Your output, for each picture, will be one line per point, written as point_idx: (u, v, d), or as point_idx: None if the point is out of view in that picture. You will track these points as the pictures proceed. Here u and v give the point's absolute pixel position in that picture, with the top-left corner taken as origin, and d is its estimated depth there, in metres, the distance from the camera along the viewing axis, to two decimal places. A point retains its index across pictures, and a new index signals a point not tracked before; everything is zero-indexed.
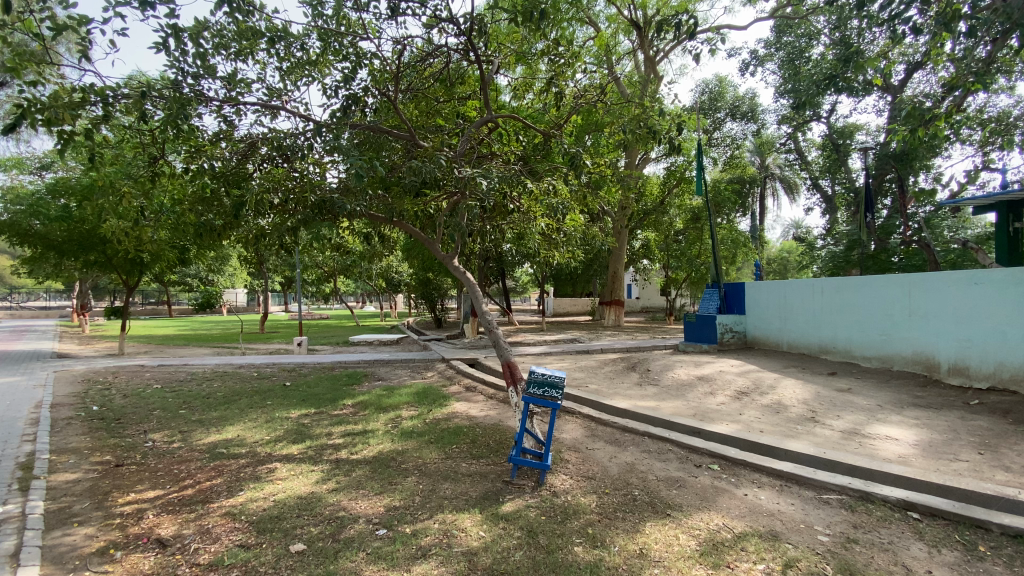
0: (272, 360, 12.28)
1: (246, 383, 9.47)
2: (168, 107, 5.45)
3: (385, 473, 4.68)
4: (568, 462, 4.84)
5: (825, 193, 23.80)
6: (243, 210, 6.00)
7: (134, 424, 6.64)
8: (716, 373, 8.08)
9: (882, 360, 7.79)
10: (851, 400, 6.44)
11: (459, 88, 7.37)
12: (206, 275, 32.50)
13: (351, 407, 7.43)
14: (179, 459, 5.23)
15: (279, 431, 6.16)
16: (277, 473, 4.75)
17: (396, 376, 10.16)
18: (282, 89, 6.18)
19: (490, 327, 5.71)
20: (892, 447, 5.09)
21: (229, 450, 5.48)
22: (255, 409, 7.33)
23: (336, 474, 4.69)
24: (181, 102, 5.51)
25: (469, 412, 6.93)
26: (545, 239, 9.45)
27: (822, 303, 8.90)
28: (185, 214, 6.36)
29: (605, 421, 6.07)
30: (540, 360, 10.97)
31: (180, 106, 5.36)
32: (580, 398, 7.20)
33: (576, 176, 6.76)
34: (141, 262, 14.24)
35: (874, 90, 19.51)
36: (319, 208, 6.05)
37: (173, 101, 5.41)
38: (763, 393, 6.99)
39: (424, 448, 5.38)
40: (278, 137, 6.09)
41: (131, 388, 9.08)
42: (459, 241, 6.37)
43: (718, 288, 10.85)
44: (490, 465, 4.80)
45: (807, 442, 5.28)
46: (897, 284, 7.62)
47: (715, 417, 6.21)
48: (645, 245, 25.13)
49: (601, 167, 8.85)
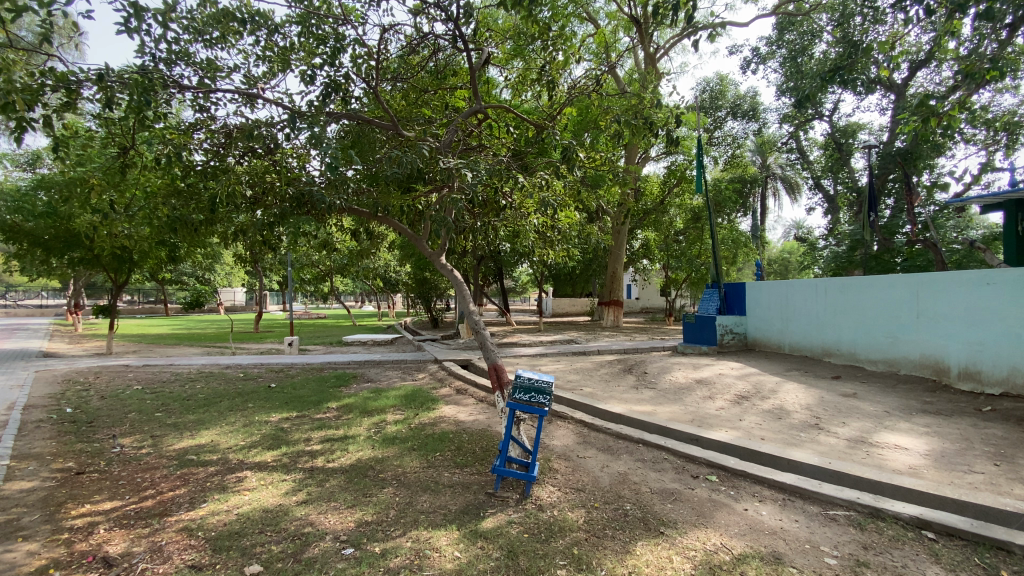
0: (260, 360, 11.98)
1: (229, 384, 9.16)
2: (133, 91, 5.10)
3: (361, 484, 4.38)
4: (557, 472, 4.54)
5: (826, 192, 23.49)
6: (219, 204, 5.66)
7: (105, 428, 6.37)
8: (715, 376, 7.78)
9: (888, 363, 7.50)
10: (857, 406, 6.13)
11: (450, 79, 7.06)
12: (202, 273, 32.24)
13: (335, 411, 7.12)
14: (145, 467, 4.96)
15: (255, 436, 5.86)
16: (245, 483, 4.45)
17: (386, 377, 9.85)
18: (261, 78, 5.90)
19: (477, 328, 5.40)
20: (902, 457, 4.79)
21: (199, 456, 5.18)
22: (234, 412, 7.02)
23: (308, 485, 4.39)
24: (147, 85, 5.16)
25: (457, 416, 6.62)
26: (540, 238, 9.14)
27: (825, 304, 8.61)
28: (159, 208, 6.01)
29: (598, 427, 5.75)
30: (534, 362, 10.68)
31: (145, 90, 5.00)
32: (573, 402, 6.89)
33: (569, 170, 6.49)
34: (130, 259, 13.96)
35: (877, 88, 19.28)
36: (298, 202, 5.74)
37: (138, 84, 5.06)
38: (765, 398, 6.68)
39: (405, 456, 5.06)
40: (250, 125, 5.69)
41: (110, 389, 8.79)
42: (447, 237, 6.03)
43: (718, 288, 10.54)
44: (474, 476, 4.50)
45: (811, 451, 4.98)
46: (904, 285, 7.32)
47: (713, 423, 5.91)
48: (644, 245, 24.87)
49: (597, 162, 8.50)
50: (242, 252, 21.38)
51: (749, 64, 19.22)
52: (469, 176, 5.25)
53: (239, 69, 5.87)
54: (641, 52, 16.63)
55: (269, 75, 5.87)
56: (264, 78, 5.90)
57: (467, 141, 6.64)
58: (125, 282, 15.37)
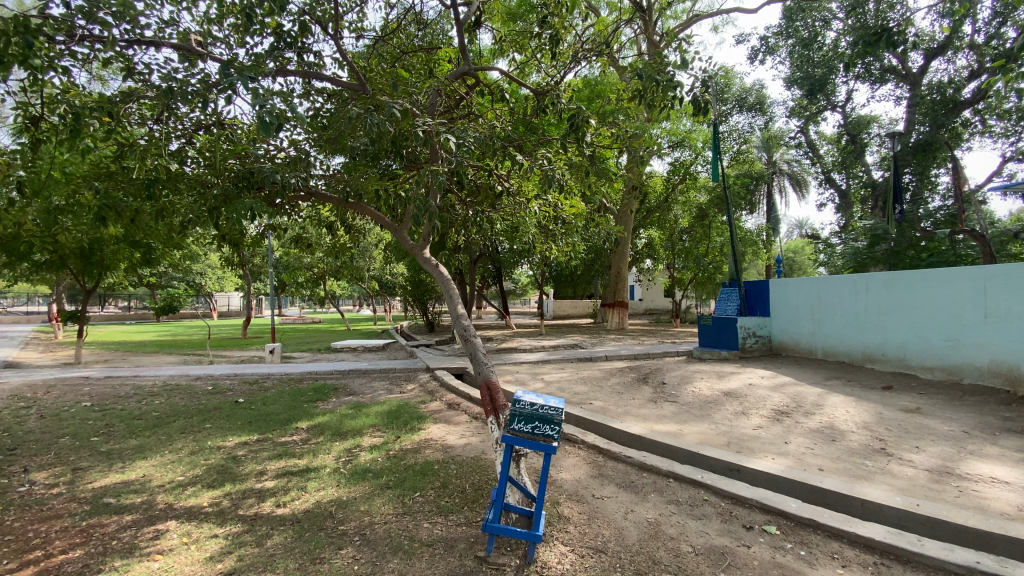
0: (235, 369, 10.94)
1: (191, 399, 8.12)
2: (13, 36, 3.82)
3: (311, 543, 3.34)
4: (569, 522, 3.52)
5: (839, 187, 22.27)
6: (151, 186, 4.66)
7: (22, 458, 5.32)
8: (744, 387, 6.73)
9: (948, 371, 6.48)
10: (927, 425, 5.08)
11: (434, 41, 6.06)
12: (191, 277, 31.22)
13: (303, 433, 6.07)
14: (47, 515, 3.95)
15: (199, 468, 4.84)
16: (163, 541, 3.43)
17: (371, 389, 8.79)
18: (200, 36, 4.88)
19: (467, 336, 4.39)
20: (1006, 496, 3.76)
21: (119, 500, 4.17)
22: (185, 436, 5.98)
23: (242, 545, 3.34)
24: (32, 27, 3.84)
25: (445, 439, 5.58)
26: (541, 231, 8.12)
27: (866, 304, 7.58)
28: (83, 194, 5.02)
29: (615, 455, 4.69)
30: (535, 370, 9.61)
31: (28, 33, 3.76)
32: (582, 421, 5.85)
33: (577, 144, 5.33)
34: (101, 261, 12.95)
35: (891, 78, 18.26)
36: (246, 179, 4.74)
37: (17, 25, 3.76)
38: (808, 414, 5.64)
39: (375, 498, 4.02)
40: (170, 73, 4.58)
41: (55, 406, 7.75)
42: (431, 225, 4.95)
43: (738, 287, 9.48)
44: (460, 528, 3.47)
45: (887, 488, 3.96)
46: (966, 280, 6.28)
47: (754, 448, 4.87)
48: (647, 244, 23.74)
49: (606, 138, 7.40)
50: (228, 254, 20.42)
51: (756, 55, 18.30)
52: (452, 143, 4.19)
53: (178, 26, 4.93)
54: (644, 42, 15.63)
55: (211, 33, 4.92)
56: (208, 37, 4.98)
57: (455, 109, 5.63)
58: (96, 286, 14.41)
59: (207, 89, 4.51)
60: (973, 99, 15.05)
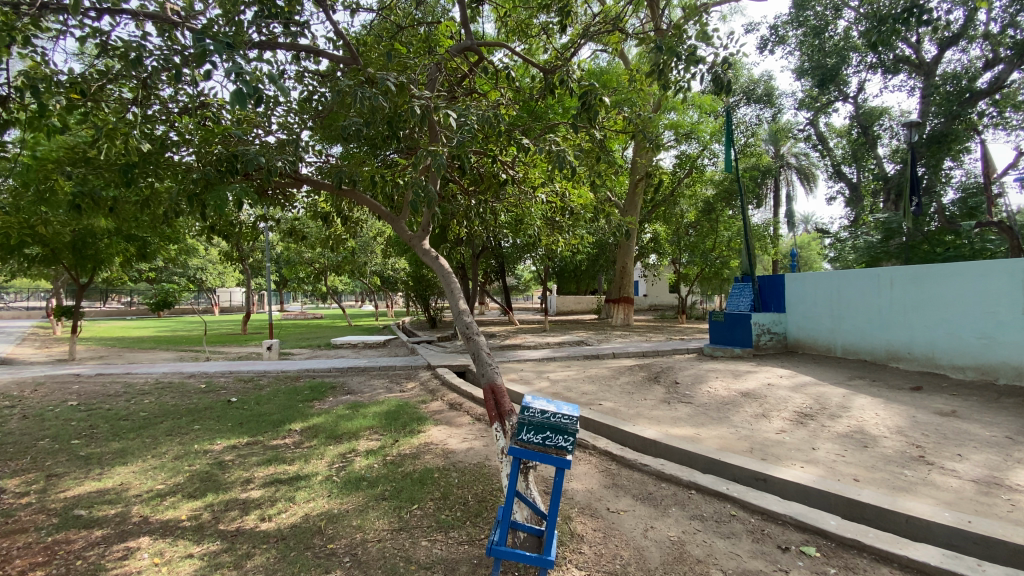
0: (231, 367, 10.61)
1: (183, 398, 7.80)
2: None
3: (296, 565, 3.00)
4: (584, 541, 3.16)
5: (849, 180, 21.73)
6: (128, 173, 4.31)
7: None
8: (763, 387, 6.35)
9: (982, 370, 6.10)
10: (967, 430, 4.71)
11: (433, 18, 5.68)
12: (191, 273, 30.92)
13: (296, 436, 5.73)
14: (9, 529, 3.62)
15: (181, 476, 4.51)
16: (131, 562, 3.09)
17: (369, 388, 8.43)
18: (180, 8, 4.53)
19: (469, 334, 4.02)
20: None
21: (91, 512, 3.84)
22: (170, 439, 5.64)
23: (219, 567, 3.00)
24: None
25: (446, 443, 5.22)
26: (546, 223, 7.73)
27: (891, 299, 7.19)
28: (56, 181, 4.67)
29: (630, 461, 4.33)
30: (540, 368, 9.23)
31: None
32: (592, 423, 5.49)
33: (589, 123, 4.90)
34: (95, 255, 12.67)
35: (904, 68, 17.75)
36: (230, 164, 4.39)
37: None
38: (835, 417, 5.27)
39: (369, 512, 3.67)
40: (145, 46, 4.22)
41: (40, 406, 7.43)
42: (431, 212, 4.57)
43: (751, 281, 9.09)
44: (461, 548, 3.13)
45: (934, 502, 3.59)
46: (1003, 274, 5.88)
47: (779, 455, 4.49)
48: (652, 239, 23.28)
49: (616, 123, 6.95)
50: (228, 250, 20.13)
51: (765, 45, 17.79)
52: (453, 118, 3.83)
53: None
54: None
55: (192, 5, 4.57)
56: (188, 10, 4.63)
57: (455, 86, 5.26)
58: (89, 281, 14.10)
59: (184, 65, 4.16)
60: (990, 89, 14.52)
